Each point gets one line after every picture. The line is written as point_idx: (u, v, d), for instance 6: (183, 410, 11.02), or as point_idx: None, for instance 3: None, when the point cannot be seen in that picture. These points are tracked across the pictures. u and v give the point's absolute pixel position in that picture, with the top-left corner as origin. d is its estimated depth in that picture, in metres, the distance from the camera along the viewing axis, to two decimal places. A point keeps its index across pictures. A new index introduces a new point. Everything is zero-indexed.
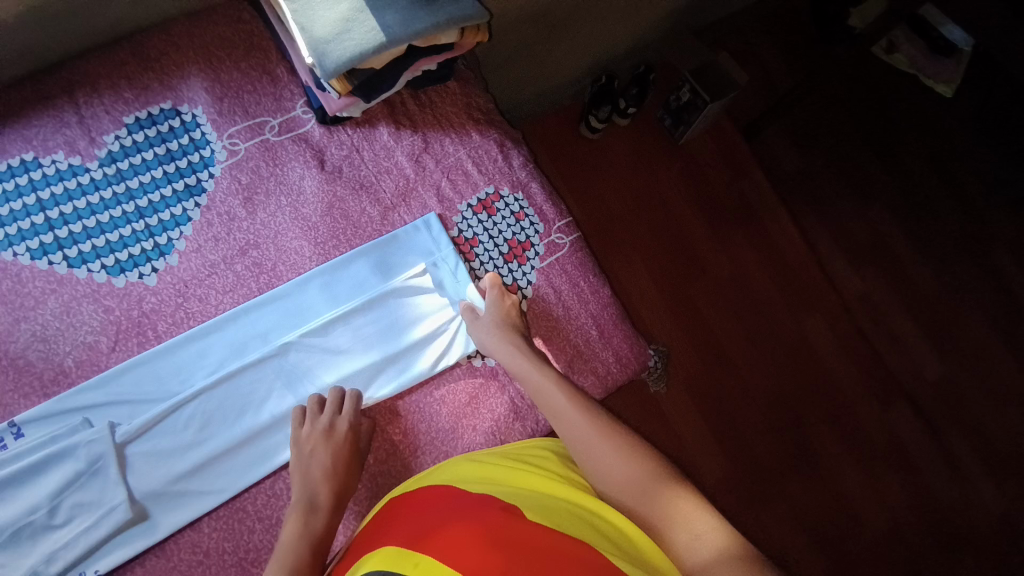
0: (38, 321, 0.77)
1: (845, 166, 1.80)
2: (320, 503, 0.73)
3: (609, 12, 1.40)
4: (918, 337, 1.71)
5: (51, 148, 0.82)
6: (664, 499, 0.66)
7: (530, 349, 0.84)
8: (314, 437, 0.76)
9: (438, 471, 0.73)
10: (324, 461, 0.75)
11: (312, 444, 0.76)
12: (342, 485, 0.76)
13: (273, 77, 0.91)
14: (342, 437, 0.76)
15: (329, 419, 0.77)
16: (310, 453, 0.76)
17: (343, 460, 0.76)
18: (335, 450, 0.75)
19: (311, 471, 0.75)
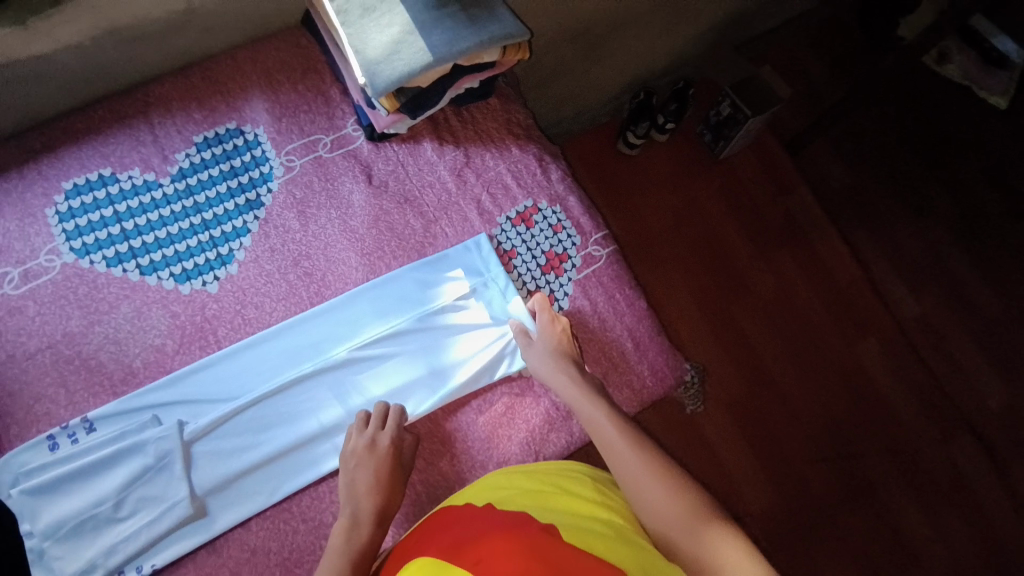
0: (110, 324, 0.83)
1: (896, 179, 1.74)
2: (362, 518, 0.74)
3: (648, 29, 1.42)
4: (978, 359, 1.61)
5: (127, 164, 0.89)
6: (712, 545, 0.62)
7: (580, 371, 0.84)
8: (359, 452, 0.78)
9: (478, 488, 0.75)
10: (368, 476, 0.77)
11: (356, 460, 0.78)
12: (386, 500, 0.76)
13: (327, 97, 0.97)
14: (384, 453, 0.77)
15: (372, 434, 0.79)
16: (355, 469, 0.78)
17: (386, 476, 0.77)
18: (377, 465, 0.77)
19: (355, 486, 0.77)
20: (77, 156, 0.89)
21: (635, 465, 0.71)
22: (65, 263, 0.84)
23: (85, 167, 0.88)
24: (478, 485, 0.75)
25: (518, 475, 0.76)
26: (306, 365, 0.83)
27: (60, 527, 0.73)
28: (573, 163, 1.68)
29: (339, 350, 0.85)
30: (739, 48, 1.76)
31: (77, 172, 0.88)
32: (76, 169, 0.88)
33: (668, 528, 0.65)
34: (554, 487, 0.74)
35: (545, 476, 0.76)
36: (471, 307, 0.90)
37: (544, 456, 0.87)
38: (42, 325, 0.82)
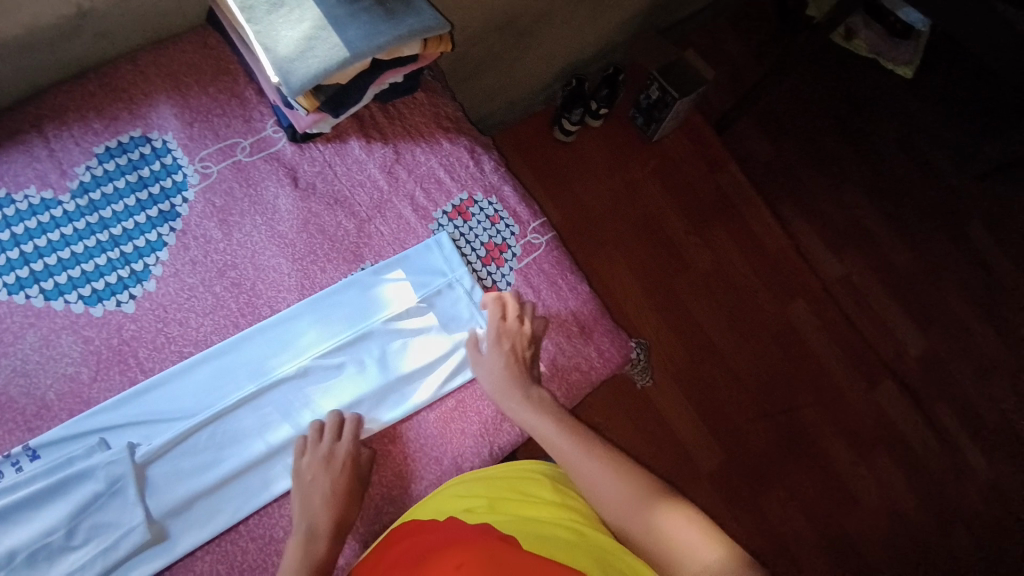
0: (17, 356, 0.77)
1: (815, 152, 1.84)
2: (319, 531, 0.72)
3: (572, 18, 1.44)
4: (898, 314, 1.74)
5: (22, 183, 0.82)
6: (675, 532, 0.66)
7: (528, 377, 0.85)
8: (315, 465, 0.77)
9: (438, 500, 0.75)
10: (326, 488, 0.75)
11: (313, 473, 0.77)
12: (343, 511, 0.75)
13: (242, 99, 0.93)
14: (341, 464, 0.77)
15: (329, 445, 0.78)
16: (311, 483, 0.76)
17: (344, 487, 0.76)
18: (335, 477, 0.76)
19: (312, 499, 0.75)
20: None
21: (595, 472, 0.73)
22: None
23: None
24: (438, 496, 0.75)
25: (479, 481, 0.76)
26: (260, 380, 0.81)
27: (11, 559, 0.68)
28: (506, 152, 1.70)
29: (295, 361, 0.82)
30: (663, 31, 1.81)
31: None
32: None
33: (628, 518, 0.69)
34: (516, 491, 0.75)
35: (506, 480, 0.77)
36: (433, 311, 0.89)
37: (499, 446, 0.87)
38: None
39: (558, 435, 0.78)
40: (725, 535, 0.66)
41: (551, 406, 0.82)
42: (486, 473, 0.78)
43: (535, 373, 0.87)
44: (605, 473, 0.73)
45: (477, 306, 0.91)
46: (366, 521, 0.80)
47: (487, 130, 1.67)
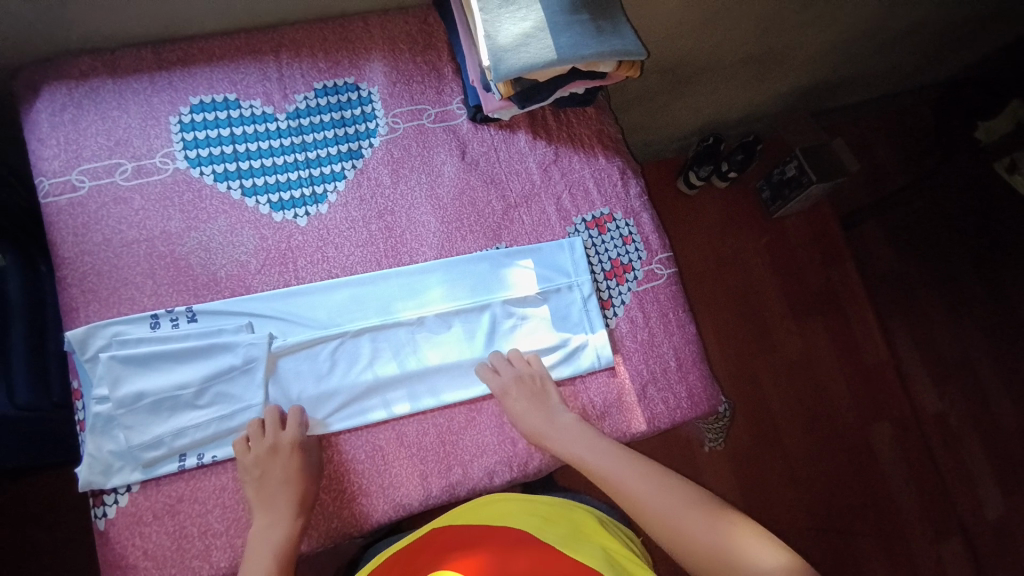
0: (205, 233, 0.89)
1: (944, 274, 1.73)
2: (277, 515, 0.76)
3: (734, 80, 1.48)
4: (988, 472, 1.61)
5: (251, 94, 0.96)
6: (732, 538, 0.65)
7: (549, 404, 0.86)
8: (261, 458, 0.80)
9: (495, 503, 0.80)
10: (276, 477, 0.78)
11: (260, 467, 0.79)
12: (299, 494, 0.79)
13: (440, 74, 1.04)
14: (287, 452, 0.80)
15: (272, 438, 0.80)
16: (261, 475, 0.79)
17: (294, 473, 0.79)
18: (282, 465, 0.79)
19: (264, 488, 0.78)
20: (207, 75, 0.96)
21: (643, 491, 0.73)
22: (176, 169, 0.91)
23: (211, 88, 0.96)
24: (493, 500, 0.81)
25: (533, 503, 0.82)
26: (384, 317, 0.89)
27: (138, 400, 0.79)
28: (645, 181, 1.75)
29: (417, 310, 0.90)
30: (816, 113, 1.80)
31: (204, 90, 0.95)
32: (204, 87, 0.95)
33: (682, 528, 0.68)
34: (567, 524, 0.79)
35: (557, 513, 0.81)
36: (546, 305, 0.95)
37: None
38: (144, 220, 0.89)
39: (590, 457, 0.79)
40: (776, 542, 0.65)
41: (579, 430, 0.84)
42: (539, 497, 0.84)
43: (557, 397, 0.89)
44: (638, 485, 0.74)
45: (589, 314, 0.95)
46: (433, 474, 0.86)
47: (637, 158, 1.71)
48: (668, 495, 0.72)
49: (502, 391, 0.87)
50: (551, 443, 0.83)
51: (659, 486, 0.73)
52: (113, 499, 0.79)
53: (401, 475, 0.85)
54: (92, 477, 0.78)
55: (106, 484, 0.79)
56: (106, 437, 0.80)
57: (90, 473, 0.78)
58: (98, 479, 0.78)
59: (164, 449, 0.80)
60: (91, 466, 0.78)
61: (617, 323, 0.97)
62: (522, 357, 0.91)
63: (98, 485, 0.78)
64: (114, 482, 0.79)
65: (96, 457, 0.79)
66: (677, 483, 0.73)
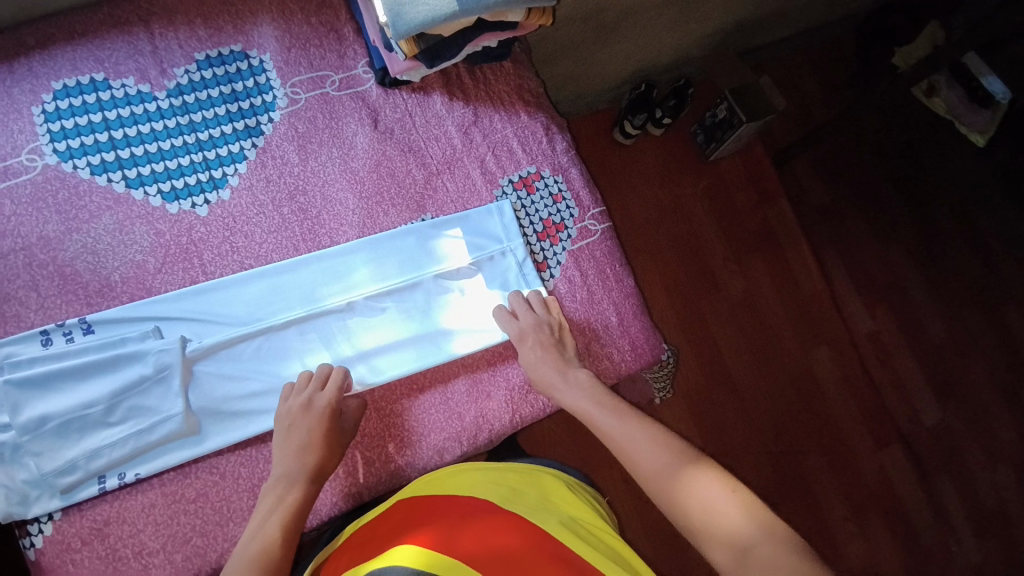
0: (91, 234, 0.80)
1: (870, 202, 1.80)
2: (293, 477, 0.73)
3: (658, 23, 1.43)
4: (919, 382, 1.72)
5: (122, 72, 0.86)
6: (700, 488, 0.66)
7: (564, 358, 0.87)
8: (294, 411, 0.77)
9: (463, 475, 0.79)
10: (301, 436, 0.75)
11: (291, 420, 0.77)
12: (320, 461, 0.75)
13: (340, 35, 0.95)
14: (320, 413, 0.76)
15: (309, 394, 0.78)
16: (289, 429, 0.76)
17: (320, 436, 0.75)
18: (312, 425, 0.75)
19: (289, 444, 0.76)
20: (69, 56, 0.85)
21: (642, 446, 0.74)
22: (46, 165, 0.81)
23: (76, 68, 0.84)
24: (463, 471, 0.80)
25: (503, 472, 0.81)
26: (308, 306, 0.83)
27: (43, 424, 0.72)
28: (579, 137, 1.71)
29: (345, 295, 0.85)
30: (742, 52, 1.79)
31: (67, 72, 0.84)
32: (67, 70, 0.84)
33: (658, 485, 0.69)
34: (532, 492, 0.78)
35: (525, 481, 0.81)
36: (480, 275, 0.92)
37: (520, 416, 0.89)
38: (16, 227, 0.79)
39: (595, 411, 0.80)
40: (748, 493, 0.65)
41: (593, 387, 0.84)
42: (489, 463, 0.83)
43: (575, 354, 0.89)
44: (635, 440, 0.75)
45: (526, 278, 0.93)
46: (381, 458, 0.83)
47: (568, 113, 1.66)
48: (656, 447, 0.73)
49: (520, 337, 0.87)
50: (561, 394, 0.83)
51: (652, 438, 0.74)
52: (37, 529, 0.73)
53: (349, 464, 0.82)
54: (10, 508, 0.71)
55: (27, 514, 0.72)
56: (17, 466, 0.72)
57: (6, 504, 0.71)
58: (18, 509, 0.72)
59: (80, 473, 0.73)
60: (5, 497, 0.71)
61: (555, 285, 0.95)
62: (541, 300, 0.92)
63: (19, 516, 0.71)
64: (35, 512, 0.72)
65: (11, 488, 0.72)
66: (669, 437, 0.74)
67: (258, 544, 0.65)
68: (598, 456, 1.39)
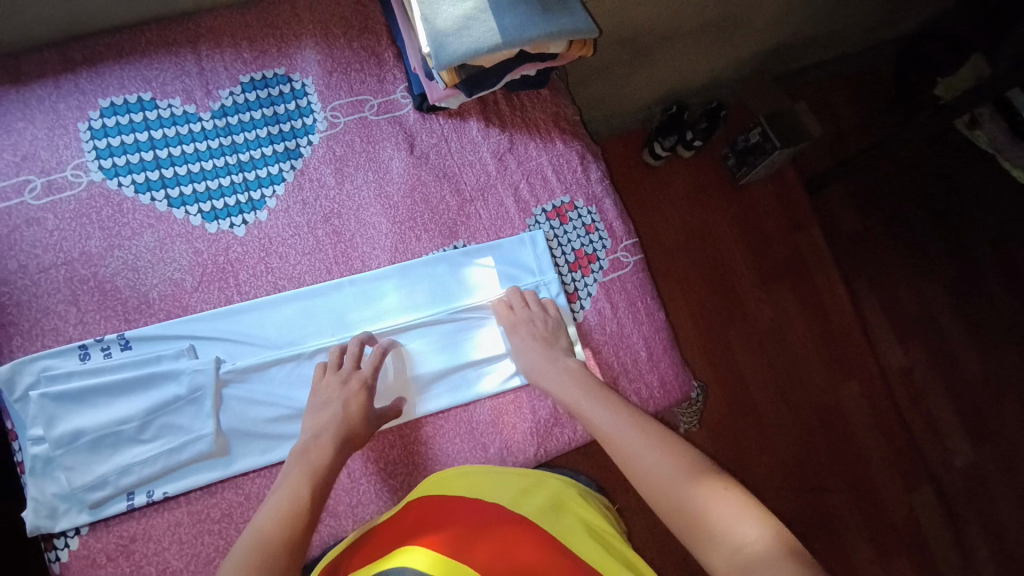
0: (131, 251, 0.82)
1: (905, 232, 1.75)
2: (322, 440, 0.73)
3: (693, 48, 1.42)
4: (951, 420, 1.66)
5: (169, 93, 0.88)
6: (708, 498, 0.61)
7: (553, 350, 0.85)
8: (331, 385, 0.78)
9: (473, 478, 0.76)
10: (337, 406, 0.76)
11: (327, 393, 0.78)
12: (355, 430, 0.76)
13: (380, 59, 0.96)
14: (360, 385, 0.78)
15: (350, 367, 0.80)
16: (323, 402, 0.77)
17: (358, 408, 0.77)
18: (349, 396, 0.77)
19: (321, 411, 0.76)
20: (118, 75, 0.87)
21: (641, 444, 0.69)
22: (91, 182, 0.83)
23: (124, 87, 0.87)
24: (471, 474, 0.76)
25: (512, 473, 0.78)
26: (340, 332, 0.84)
27: (77, 438, 0.73)
28: (608, 159, 1.70)
29: (376, 323, 0.85)
30: (777, 76, 1.76)
31: (115, 91, 0.86)
32: (115, 87, 0.86)
33: (663, 490, 0.64)
34: (544, 493, 0.75)
35: (534, 483, 0.76)
36: None
37: (547, 449, 0.87)
38: (61, 242, 0.81)
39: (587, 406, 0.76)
40: (761, 507, 0.60)
41: (584, 376, 0.82)
42: (490, 469, 0.78)
43: (565, 346, 0.87)
44: (631, 439, 0.70)
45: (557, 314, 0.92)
46: (404, 487, 0.82)
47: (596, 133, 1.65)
48: (663, 453, 0.67)
49: (512, 328, 0.87)
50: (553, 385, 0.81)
51: (651, 436, 0.70)
52: (63, 543, 0.73)
53: (372, 492, 0.81)
54: (39, 522, 0.72)
55: (54, 528, 0.73)
56: (48, 479, 0.74)
57: (35, 517, 0.72)
58: (45, 523, 0.72)
59: (110, 489, 0.74)
60: (35, 510, 0.72)
61: (585, 316, 0.94)
62: None
63: (46, 530, 0.72)
64: (62, 526, 0.73)
65: (40, 501, 0.73)
66: (670, 439, 0.69)
67: (278, 523, 0.64)
68: (618, 484, 1.36)
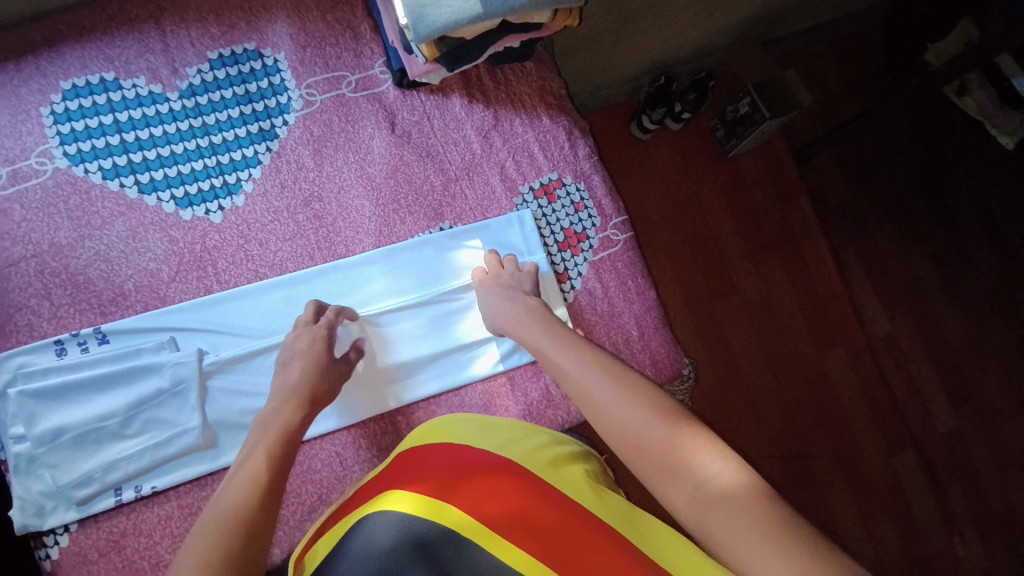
0: (103, 241, 0.79)
1: (892, 202, 1.75)
2: (285, 403, 0.70)
3: (681, 14, 1.38)
4: (934, 386, 1.69)
5: (132, 72, 0.83)
6: (671, 439, 0.56)
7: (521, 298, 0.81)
8: (292, 346, 0.76)
9: (457, 428, 0.70)
10: (301, 365, 0.74)
11: (289, 355, 0.76)
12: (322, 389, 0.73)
13: (356, 33, 0.92)
14: (320, 341, 0.76)
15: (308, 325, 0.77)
16: (286, 364, 0.75)
17: (321, 365, 0.74)
18: (311, 355, 0.75)
19: (286, 373, 0.74)
20: (76, 53, 0.82)
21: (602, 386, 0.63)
22: (55, 169, 0.79)
23: (84, 68, 0.82)
24: (454, 425, 0.71)
25: (497, 424, 0.72)
26: None
27: (59, 436, 0.72)
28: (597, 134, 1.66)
29: (362, 309, 0.84)
30: (765, 44, 1.72)
31: (75, 72, 0.81)
32: (75, 68, 0.82)
33: (623, 433, 0.59)
34: (535, 440, 0.69)
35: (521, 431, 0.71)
36: None
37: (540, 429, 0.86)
38: (26, 233, 0.77)
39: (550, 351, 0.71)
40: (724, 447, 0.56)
41: (545, 314, 0.78)
42: (474, 419, 0.72)
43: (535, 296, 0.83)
44: (594, 381, 0.64)
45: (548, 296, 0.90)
46: None
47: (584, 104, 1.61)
48: (634, 398, 0.60)
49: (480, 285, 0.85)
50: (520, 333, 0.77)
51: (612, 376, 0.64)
52: (53, 540, 0.72)
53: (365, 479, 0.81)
54: (26, 520, 0.71)
55: (42, 526, 0.72)
56: (33, 477, 0.72)
57: (22, 516, 0.71)
58: (33, 521, 0.71)
59: (97, 485, 0.73)
60: (22, 509, 0.71)
61: (576, 296, 0.93)
62: None
63: (34, 528, 0.71)
64: (50, 524, 0.72)
65: (26, 499, 0.71)
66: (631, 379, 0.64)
67: (242, 490, 0.58)
68: None
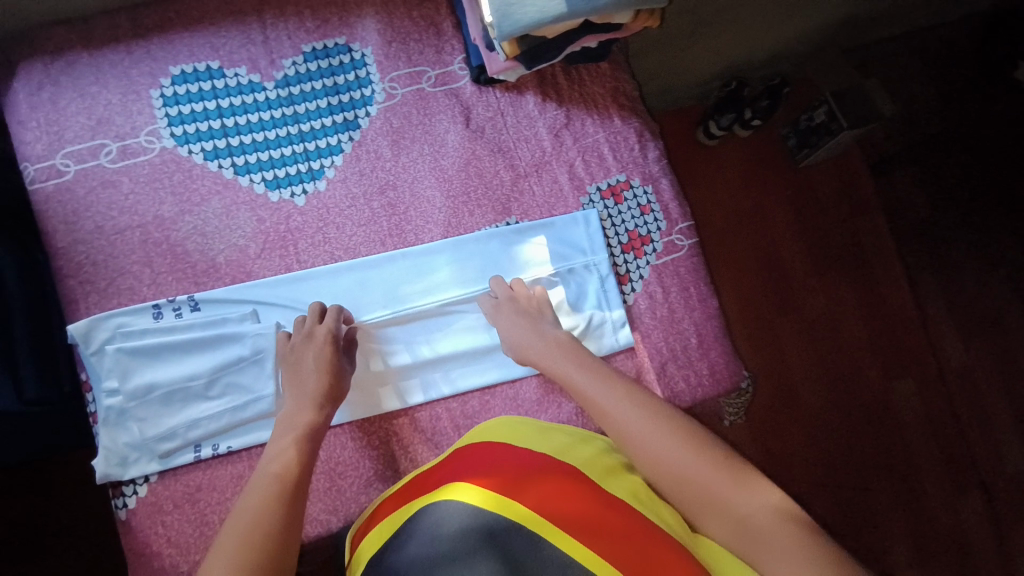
0: (200, 216, 0.85)
1: (978, 224, 1.63)
2: (304, 401, 0.75)
3: (762, 17, 1.34)
4: (1011, 426, 1.57)
5: (235, 62, 0.89)
6: (707, 471, 0.58)
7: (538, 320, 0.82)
8: (298, 346, 0.79)
9: (516, 429, 0.72)
10: (311, 362, 0.77)
11: (296, 354, 0.78)
12: (332, 382, 0.77)
13: (439, 30, 0.95)
14: (323, 340, 0.78)
15: (309, 326, 0.79)
16: (296, 363, 0.78)
17: (327, 361, 0.77)
18: (318, 352, 0.77)
19: (299, 371, 0.77)
20: (186, 41, 0.89)
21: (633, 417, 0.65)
22: (163, 148, 0.86)
23: (192, 55, 0.89)
24: (513, 426, 0.72)
25: (553, 428, 0.73)
26: (393, 305, 0.86)
27: (150, 392, 0.79)
28: (667, 138, 1.64)
29: (427, 297, 0.87)
30: (848, 51, 1.65)
31: (184, 58, 0.89)
32: (184, 55, 0.89)
33: (657, 464, 0.61)
34: (591, 446, 0.69)
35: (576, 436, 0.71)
36: (562, 287, 0.91)
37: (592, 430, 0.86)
38: (134, 205, 0.85)
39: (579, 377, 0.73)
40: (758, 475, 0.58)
41: (565, 337, 0.80)
42: (529, 424, 0.74)
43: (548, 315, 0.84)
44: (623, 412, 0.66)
45: (609, 297, 0.91)
46: None
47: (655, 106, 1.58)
48: (665, 432, 0.62)
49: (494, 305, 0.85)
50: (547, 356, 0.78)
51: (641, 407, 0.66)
52: (132, 490, 0.78)
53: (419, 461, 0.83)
54: (110, 469, 0.77)
55: (124, 475, 0.78)
56: (121, 430, 0.79)
57: (107, 465, 0.77)
58: (116, 471, 0.78)
59: (179, 441, 0.79)
60: (108, 458, 0.78)
61: (636, 300, 0.93)
62: (609, 326, 0.90)
63: (116, 477, 0.77)
64: (132, 473, 0.78)
65: (112, 449, 0.78)
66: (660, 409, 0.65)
67: (270, 486, 0.64)
68: None
